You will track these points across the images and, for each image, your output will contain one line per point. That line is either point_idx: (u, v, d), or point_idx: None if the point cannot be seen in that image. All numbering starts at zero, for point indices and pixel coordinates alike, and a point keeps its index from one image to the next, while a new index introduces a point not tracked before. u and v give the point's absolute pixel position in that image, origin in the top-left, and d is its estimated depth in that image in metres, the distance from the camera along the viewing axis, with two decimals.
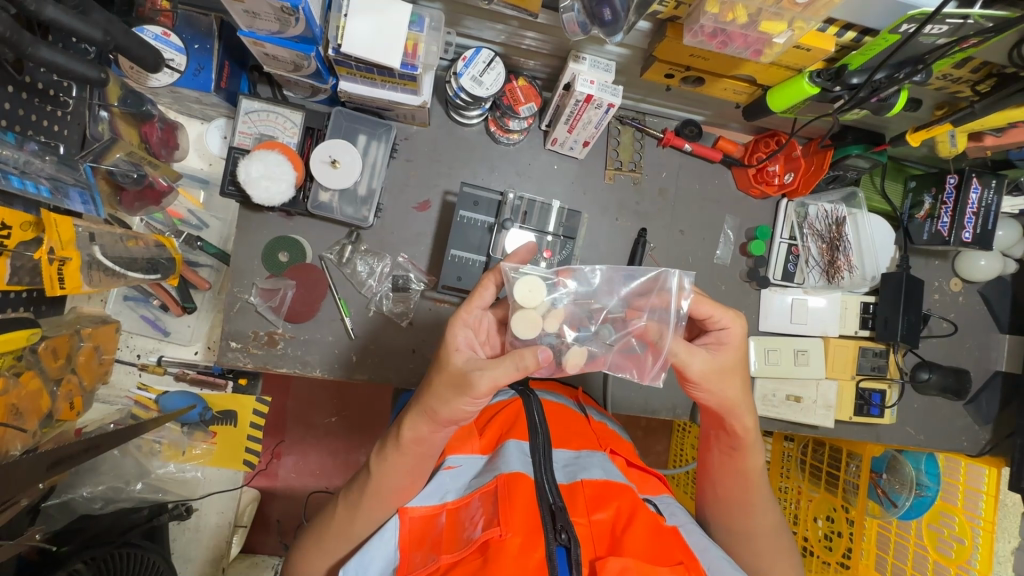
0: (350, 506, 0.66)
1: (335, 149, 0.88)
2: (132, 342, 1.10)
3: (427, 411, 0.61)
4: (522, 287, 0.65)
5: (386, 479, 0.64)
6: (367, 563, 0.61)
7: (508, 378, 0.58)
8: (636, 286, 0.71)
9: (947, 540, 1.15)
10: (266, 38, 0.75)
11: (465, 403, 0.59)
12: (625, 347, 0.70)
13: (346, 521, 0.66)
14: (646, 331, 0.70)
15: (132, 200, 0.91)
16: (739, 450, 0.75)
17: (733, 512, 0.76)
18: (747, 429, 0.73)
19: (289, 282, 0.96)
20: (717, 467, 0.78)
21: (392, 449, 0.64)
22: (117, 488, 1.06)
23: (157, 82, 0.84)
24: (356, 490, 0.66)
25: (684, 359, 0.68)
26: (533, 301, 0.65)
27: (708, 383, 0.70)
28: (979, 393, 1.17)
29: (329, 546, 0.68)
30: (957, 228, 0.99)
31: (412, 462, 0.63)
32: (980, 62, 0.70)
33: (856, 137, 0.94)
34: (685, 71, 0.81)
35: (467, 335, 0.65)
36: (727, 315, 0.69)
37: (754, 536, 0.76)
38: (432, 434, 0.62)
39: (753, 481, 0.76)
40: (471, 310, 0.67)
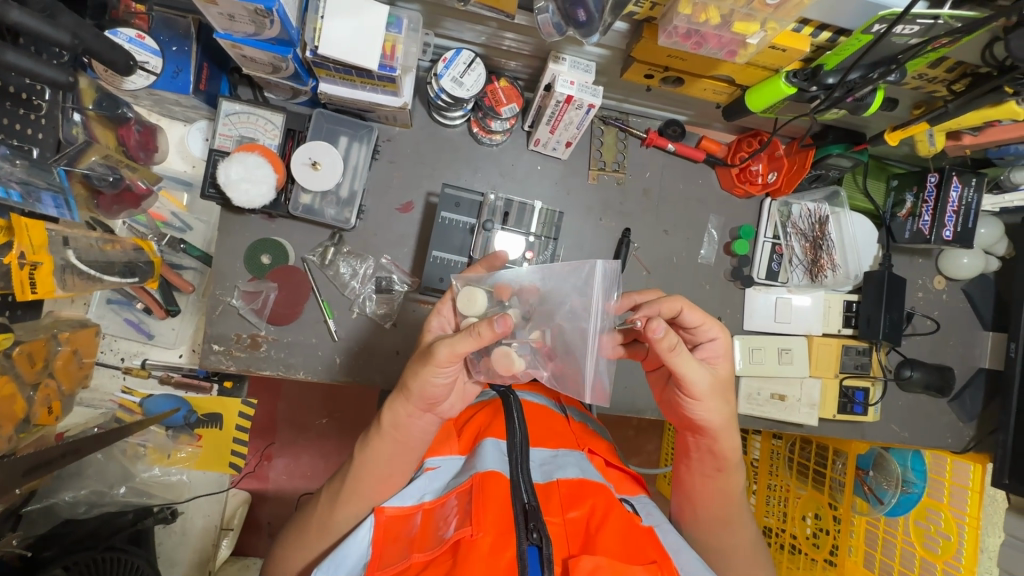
0: (329, 500, 0.67)
1: (316, 151, 0.88)
2: (115, 346, 1.09)
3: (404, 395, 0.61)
4: (463, 295, 0.67)
5: (365, 470, 0.64)
6: (341, 562, 0.60)
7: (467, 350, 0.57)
8: (560, 284, 0.63)
9: (934, 535, 1.16)
10: (242, 41, 0.75)
11: (434, 374, 0.58)
12: (560, 353, 0.63)
13: (326, 515, 0.67)
14: (576, 334, 0.61)
15: (109, 204, 0.90)
16: (724, 471, 0.75)
17: (713, 529, 0.77)
18: (733, 449, 0.74)
19: (271, 285, 0.96)
20: (701, 489, 0.76)
21: (372, 435, 0.64)
22: (100, 493, 1.06)
23: (133, 85, 0.84)
24: (338, 481, 0.67)
25: (693, 374, 0.66)
26: (474, 307, 0.66)
27: (709, 399, 0.69)
28: (963, 390, 1.17)
29: (307, 540, 0.68)
30: (938, 226, 1.00)
31: (392, 451, 0.64)
32: (954, 61, 0.71)
33: (836, 136, 0.93)
34: (663, 71, 0.81)
35: (441, 321, 0.70)
36: (716, 325, 0.71)
37: (732, 552, 0.77)
38: (411, 422, 0.63)
39: (733, 498, 0.76)
40: (445, 303, 0.70)
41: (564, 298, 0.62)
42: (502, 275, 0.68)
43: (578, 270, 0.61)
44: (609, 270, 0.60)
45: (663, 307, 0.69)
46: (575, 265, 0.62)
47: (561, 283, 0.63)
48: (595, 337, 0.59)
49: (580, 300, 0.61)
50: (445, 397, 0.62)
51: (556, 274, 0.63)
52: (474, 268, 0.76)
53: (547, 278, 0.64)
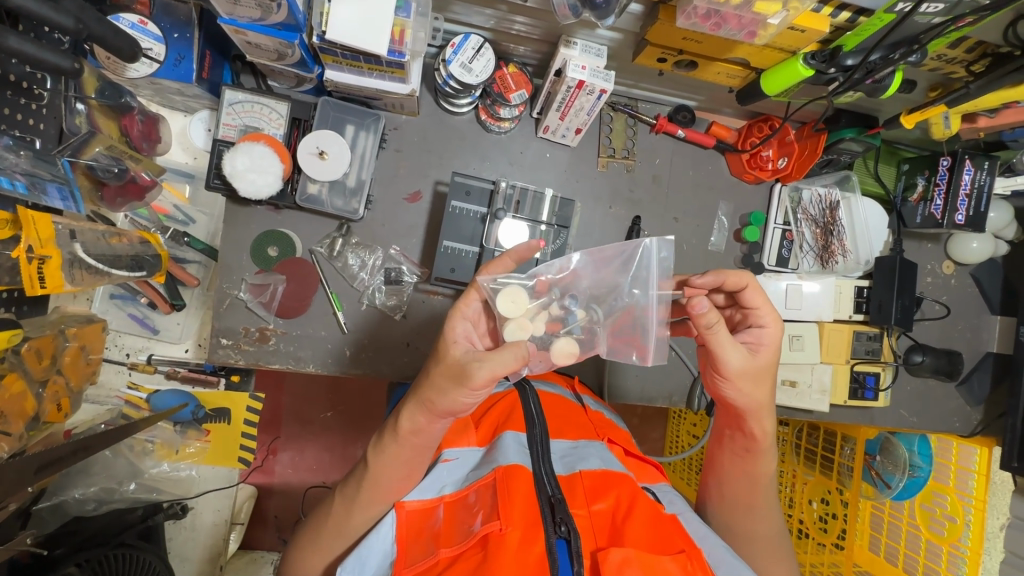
0: (347, 501, 0.66)
1: (323, 140, 0.86)
2: (120, 341, 1.08)
3: (424, 402, 0.59)
4: (504, 295, 0.66)
5: (384, 471, 0.63)
6: (365, 561, 0.60)
7: (507, 369, 0.56)
8: (609, 264, 0.70)
9: (940, 518, 1.18)
10: (247, 26, 0.73)
11: (463, 395, 0.56)
12: (616, 325, 0.71)
13: (342, 517, 0.66)
14: (637, 307, 0.70)
15: (114, 196, 0.88)
16: (752, 453, 0.74)
17: (736, 512, 0.76)
18: (765, 433, 0.73)
19: (279, 277, 0.94)
20: (728, 469, 0.77)
21: (389, 441, 0.62)
22: (110, 489, 1.05)
23: (135, 73, 0.82)
24: (354, 482, 0.66)
25: (727, 354, 0.68)
26: (518, 307, 0.66)
27: (741, 381, 0.70)
28: (972, 374, 1.18)
29: (325, 543, 0.67)
30: (950, 210, 0.99)
31: (409, 455, 0.62)
32: (975, 41, 0.70)
33: (850, 120, 0.93)
34: (678, 55, 0.80)
35: (467, 328, 0.64)
36: (771, 313, 0.71)
37: (758, 541, 0.76)
38: (430, 427, 0.61)
39: (761, 483, 0.75)
40: (471, 301, 0.65)
41: (617, 278, 0.70)
42: (539, 270, 0.69)
43: (627, 253, 0.69)
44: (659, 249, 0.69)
45: (729, 279, 0.70)
46: (624, 247, 0.70)
47: (613, 267, 0.70)
48: (656, 311, 0.69)
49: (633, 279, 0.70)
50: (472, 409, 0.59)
51: (603, 259, 0.70)
52: (498, 265, 0.68)
53: (595, 264, 0.70)
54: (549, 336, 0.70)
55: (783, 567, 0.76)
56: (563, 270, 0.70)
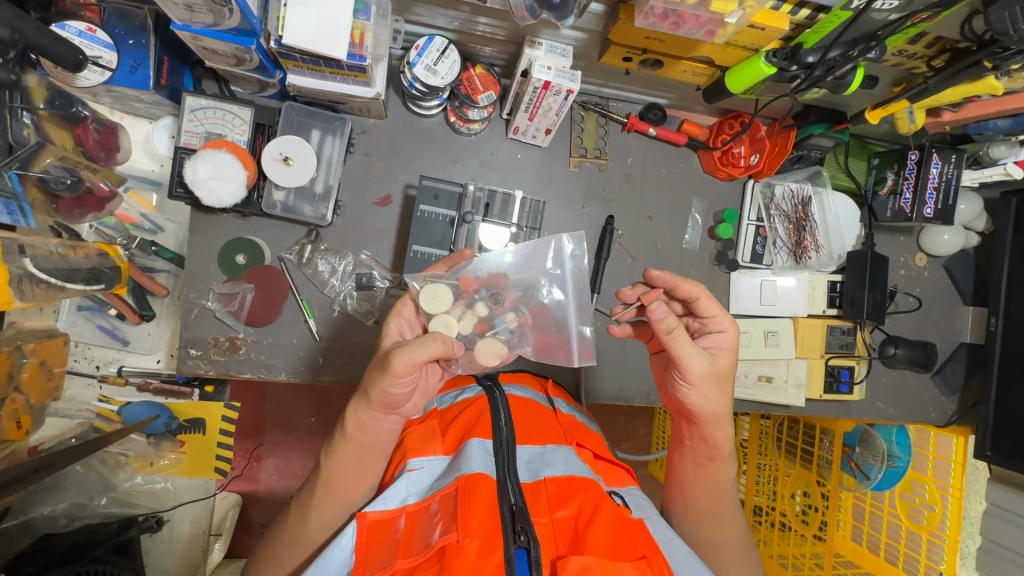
0: (301, 508, 0.66)
1: (288, 145, 0.85)
2: (90, 353, 1.06)
3: (364, 397, 0.62)
4: (427, 294, 0.68)
5: (335, 473, 0.64)
6: (324, 569, 0.59)
7: (427, 354, 0.57)
8: (530, 262, 0.72)
9: (919, 507, 1.19)
10: (202, 32, 0.72)
11: (389, 383, 0.58)
12: (540, 324, 0.72)
13: (297, 528, 0.66)
14: (557, 306, 0.72)
15: (70, 207, 0.84)
16: (716, 460, 0.75)
17: (702, 519, 0.76)
18: (726, 439, 0.74)
19: (247, 286, 0.93)
20: (692, 478, 0.77)
21: (338, 440, 0.64)
22: (81, 506, 1.04)
23: (86, 81, 0.80)
24: (308, 490, 0.67)
25: (692, 358, 0.68)
26: (441, 304, 0.68)
27: (702, 387, 0.71)
28: (946, 364, 1.19)
29: (282, 555, 0.66)
30: (919, 203, 1.00)
31: (359, 453, 0.64)
32: (933, 37, 0.70)
33: (818, 115, 0.94)
34: (642, 54, 0.79)
35: (401, 325, 0.69)
36: (727, 319, 0.73)
37: (727, 549, 0.76)
38: (375, 424, 0.63)
39: (723, 489, 0.76)
40: (406, 302, 0.70)
41: (537, 274, 0.72)
42: (465, 270, 0.71)
43: (546, 249, 0.72)
44: (574, 243, 0.72)
45: (683, 286, 0.72)
46: (541, 244, 0.72)
47: (534, 264, 0.72)
48: (575, 307, 0.72)
49: (551, 275, 0.72)
50: (407, 400, 0.62)
51: (522, 257, 0.72)
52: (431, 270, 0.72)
53: (517, 263, 0.72)
54: (475, 337, 0.70)
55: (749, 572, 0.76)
56: (487, 270, 0.71)
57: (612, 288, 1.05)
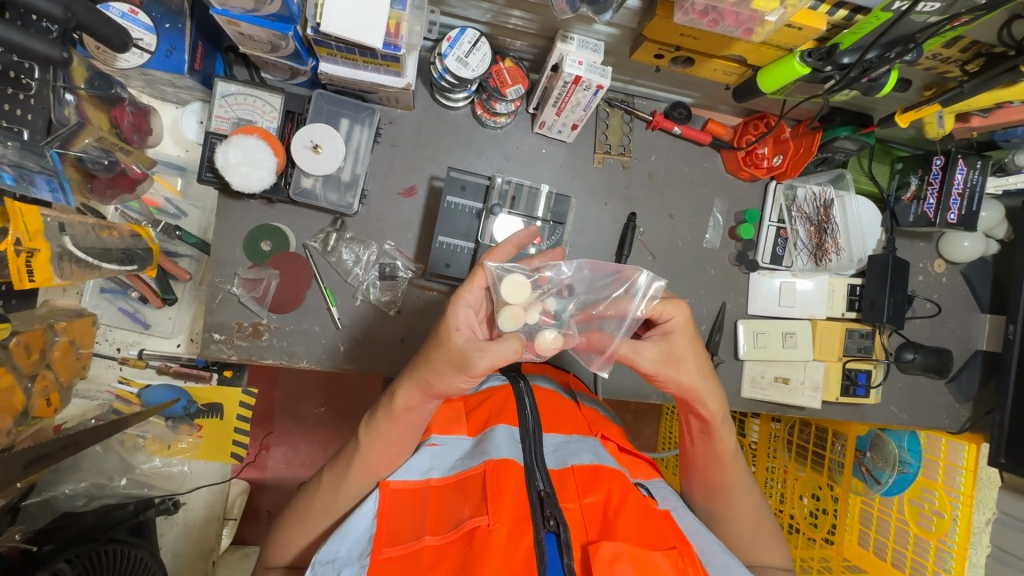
0: (335, 478, 0.67)
1: (316, 133, 0.85)
2: (111, 335, 1.07)
3: (422, 383, 0.62)
4: (509, 284, 0.63)
5: (371, 449, 0.65)
6: (346, 535, 0.59)
7: (506, 359, 0.59)
8: (604, 279, 0.70)
9: (928, 514, 1.19)
10: (240, 17, 0.72)
11: (461, 379, 0.60)
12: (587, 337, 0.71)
13: (329, 499, 0.67)
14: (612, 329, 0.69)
15: (104, 188, 0.87)
16: (710, 434, 0.75)
17: (712, 496, 0.77)
18: (715, 412, 0.73)
19: (272, 272, 0.94)
20: (697, 455, 0.77)
21: (383, 416, 0.65)
22: (100, 485, 1.05)
23: (126, 63, 0.81)
24: (340, 463, 0.67)
25: (637, 350, 0.68)
26: (522, 297, 0.64)
27: (664, 372, 0.70)
28: (961, 370, 1.19)
29: (308, 523, 0.68)
30: (943, 210, 1.00)
31: (397, 433, 0.65)
32: (970, 41, 0.70)
33: (843, 118, 0.94)
34: (674, 51, 0.80)
35: (469, 316, 0.63)
36: (662, 308, 0.68)
37: (743, 528, 0.77)
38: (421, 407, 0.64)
39: (727, 462, 0.76)
40: (474, 289, 0.64)
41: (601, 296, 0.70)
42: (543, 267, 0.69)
43: (622, 273, 0.69)
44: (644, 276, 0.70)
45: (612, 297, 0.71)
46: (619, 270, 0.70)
47: (604, 283, 0.70)
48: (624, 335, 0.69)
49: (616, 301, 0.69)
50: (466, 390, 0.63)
51: (597, 273, 0.70)
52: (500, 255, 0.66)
53: (588, 272, 0.70)
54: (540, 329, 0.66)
55: (769, 542, 0.77)
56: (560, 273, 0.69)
57: None
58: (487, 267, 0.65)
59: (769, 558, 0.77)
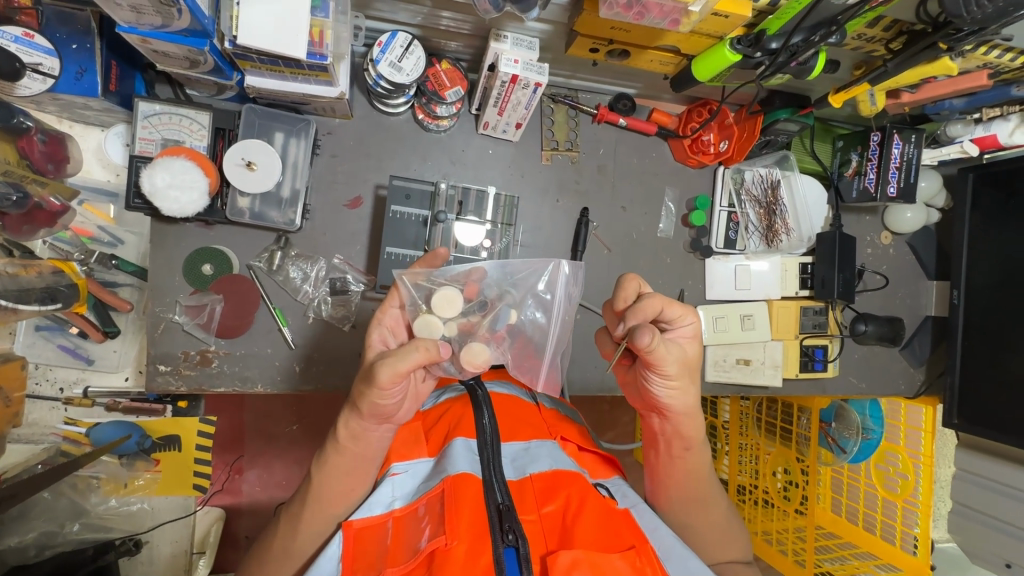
0: (292, 521, 0.63)
1: (249, 150, 0.82)
2: (53, 375, 1.03)
3: (354, 406, 0.59)
4: (441, 296, 0.67)
5: (324, 485, 0.62)
6: None
7: (411, 364, 0.55)
8: (525, 273, 0.70)
9: (893, 476, 1.21)
10: (150, 34, 0.69)
11: (377, 396, 0.56)
12: (520, 343, 0.71)
13: (287, 542, 0.63)
14: (531, 328, 0.71)
15: (19, 223, 0.82)
16: (691, 451, 0.75)
17: (690, 507, 0.76)
18: (698, 428, 0.74)
19: (215, 297, 0.90)
20: (674, 470, 0.76)
21: (330, 449, 0.62)
22: (52, 533, 0.98)
23: (28, 90, 0.78)
24: (297, 503, 0.64)
25: (668, 359, 0.67)
26: (450, 309, 0.67)
27: (678, 386, 0.70)
28: (913, 337, 1.23)
29: (272, 570, 0.64)
30: (882, 183, 1.03)
31: (352, 463, 0.62)
32: (891, 20, 0.71)
33: (783, 100, 0.95)
34: (609, 44, 0.79)
35: (384, 335, 0.66)
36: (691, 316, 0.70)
37: (709, 532, 0.77)
38: (369, 434, 0.61)
39: (703, 475, 0.76)
40: (388, 310, 0.67)
41: (525, 292, 0.70)
42: (470, 277, 0.70)
43: (545, 269, 0.70)
44: (565, 272, 0.70)
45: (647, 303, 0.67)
46: (540, 262, 0.70)
47: (526, 279, 0.70)
48: (553, 331, 0.71)
49: (540, 298, 0.70)
50: (399, 407, 0.60)
51: (515, 270, 0.70)
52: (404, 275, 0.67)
53: (503, 272, 0.70)
54: (462, 338, 0.69)
55: (736, 542, 0.78)
56: (490, 279, 0.70)
57: (590, 281, 1.06)
58: (404, 286, 0.68)
59: (736, 554, 0.78)
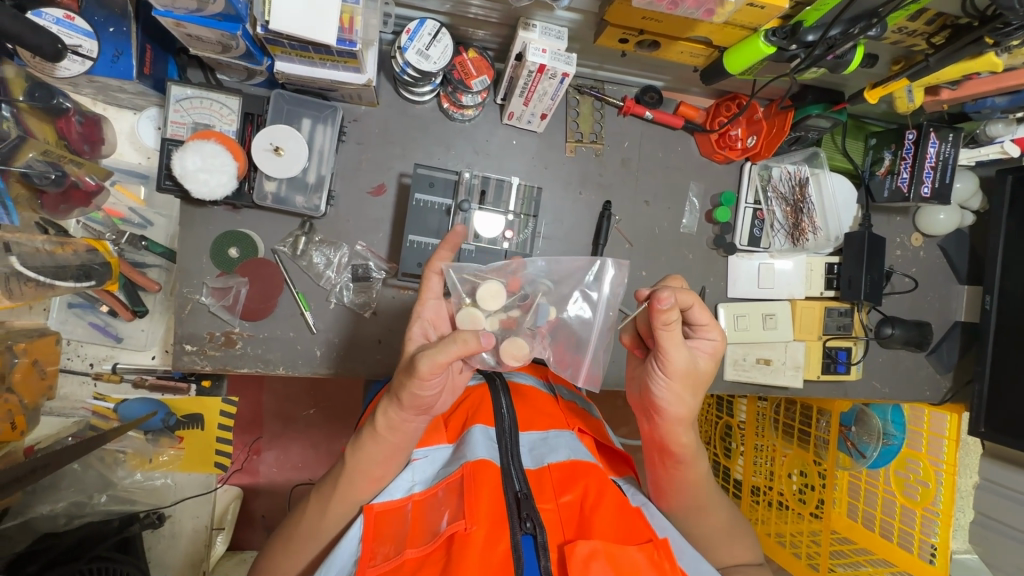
0: (321, 501, 0.64)
1: (277, 135, 0.83)
2: (83, 350, 1.06)
3: (397, 396, 0.59)
4: (488, 288, 0.69)
5: (357, 469, 0.62)
6: (334, 562, 0.59)
7: (452, 356, 0.56)
8: (569, 268, 0.72)
9: (913, 484, 1.18)
10: (185, 18, 0.69)
11: (417, 387, 0.56)
12: (562, 338, 0.73)
13: (315, 521, 0.65)
14: (575, 325, 0.72)
15: (56, 203, 0.85)
16: (683, 464, 0.74)
17: (690, 514, 0.75)
18: (685, 444, 0.73)
19: (241, 279, 0.92)
20: (665, 480, 0.76)
21: (369, 439, 0.62)
22: (80, 504, 1.02)
23: (67, 71, 0.79)
24: (328, 482, 0.65)
25: (677, 350, 0.68)
26: (494, 301, 0.68)
27: (677, 384, 0.70)
28: (941, 343, 1.19)
29: (297, 550, 0.66)
30: (916, 183, 1.00)
31: (387, 452, 0.62)
32: (934, 13, 0.69)
33: (815, 96, 0.92)
34: (639, 35, 0.78)
35: (424, 329, 0.67)
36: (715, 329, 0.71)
37: (713, 531, 0.75)
38: (406, 425, 0.61)
39: (702, 486, 0.74)
40: (427, 303, 0.68)
41: (569, 288, 0.72)
42: (513, 272, 0.72)
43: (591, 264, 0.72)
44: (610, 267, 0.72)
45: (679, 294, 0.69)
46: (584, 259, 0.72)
47: (570, 273, 0.72)
48: (597, 327, 0.72)
49: (584, 294, 0.72)
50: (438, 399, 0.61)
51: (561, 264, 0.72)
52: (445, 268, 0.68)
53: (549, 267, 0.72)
54: (503, 332, 0.70)
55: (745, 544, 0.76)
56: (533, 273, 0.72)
57: None
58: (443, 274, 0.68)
59: (745, 555, 0.76)
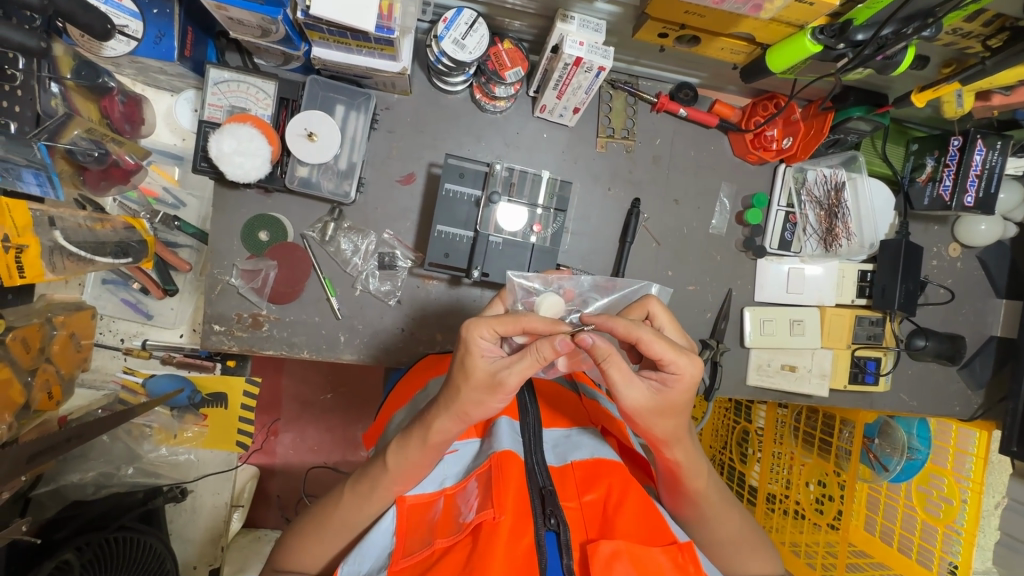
0: (359, 495, 0.65)
1: (311, 121, 0.84)
2: (115, 326, 1.08)
3: (458, 411, 0.58)
4: (548, 301, 0.74)
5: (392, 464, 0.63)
6: (366, 553, 0.60)
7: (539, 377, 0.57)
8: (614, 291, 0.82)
9: (936, 500, 1.16)
10: (228, 1, 0.70)
11: (497, 400, 0.58)
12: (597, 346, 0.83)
13: (347, 514, 0.65)
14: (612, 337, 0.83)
15: (97, 180, 0.89)
16: (678, 480, 0.67)
17: (697, 525, 0.70)
18: (679, 462, 0.65)
19: (270, 263, 0.93)
20: (667, 492, 0.70)
21: (416, 441, 0.61)
22: (108, 474, 1.06)
23: (112, 51, 0.81)
24: (360, 474, 0.66)
25: (626, 386, 0.59)
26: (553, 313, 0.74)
27: (645, 416, 0.61)
28: (973, 357, 1.16)
29: (328, 539, 0.67)
30: (959, 191, 0.96)
31: (421, 454, 0.61)
32: (993, 14, 0.66)
33: (857, 98, 0.89)
34: (679, 29, 0.76)
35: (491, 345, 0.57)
36: (676, 357, 0.58)
37: (725, 540, 0.70)
38: (437, 425, 0.60)
39: (707, 499, 0.68)
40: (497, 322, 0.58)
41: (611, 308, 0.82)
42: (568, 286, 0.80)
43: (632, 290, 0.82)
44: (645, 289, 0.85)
45: (618, 327, 0.59)
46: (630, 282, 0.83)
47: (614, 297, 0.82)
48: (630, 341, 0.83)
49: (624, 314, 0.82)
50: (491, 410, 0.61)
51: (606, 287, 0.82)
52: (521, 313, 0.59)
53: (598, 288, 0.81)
54: None
55: (759, 554, 0.72)
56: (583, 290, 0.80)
57: (635, 272, 1.04)
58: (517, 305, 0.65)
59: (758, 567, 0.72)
